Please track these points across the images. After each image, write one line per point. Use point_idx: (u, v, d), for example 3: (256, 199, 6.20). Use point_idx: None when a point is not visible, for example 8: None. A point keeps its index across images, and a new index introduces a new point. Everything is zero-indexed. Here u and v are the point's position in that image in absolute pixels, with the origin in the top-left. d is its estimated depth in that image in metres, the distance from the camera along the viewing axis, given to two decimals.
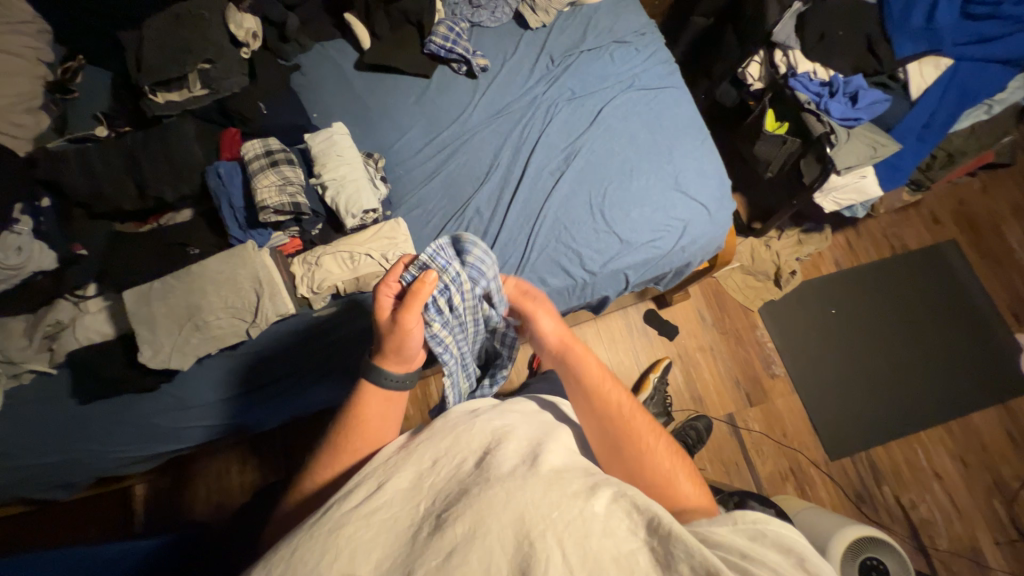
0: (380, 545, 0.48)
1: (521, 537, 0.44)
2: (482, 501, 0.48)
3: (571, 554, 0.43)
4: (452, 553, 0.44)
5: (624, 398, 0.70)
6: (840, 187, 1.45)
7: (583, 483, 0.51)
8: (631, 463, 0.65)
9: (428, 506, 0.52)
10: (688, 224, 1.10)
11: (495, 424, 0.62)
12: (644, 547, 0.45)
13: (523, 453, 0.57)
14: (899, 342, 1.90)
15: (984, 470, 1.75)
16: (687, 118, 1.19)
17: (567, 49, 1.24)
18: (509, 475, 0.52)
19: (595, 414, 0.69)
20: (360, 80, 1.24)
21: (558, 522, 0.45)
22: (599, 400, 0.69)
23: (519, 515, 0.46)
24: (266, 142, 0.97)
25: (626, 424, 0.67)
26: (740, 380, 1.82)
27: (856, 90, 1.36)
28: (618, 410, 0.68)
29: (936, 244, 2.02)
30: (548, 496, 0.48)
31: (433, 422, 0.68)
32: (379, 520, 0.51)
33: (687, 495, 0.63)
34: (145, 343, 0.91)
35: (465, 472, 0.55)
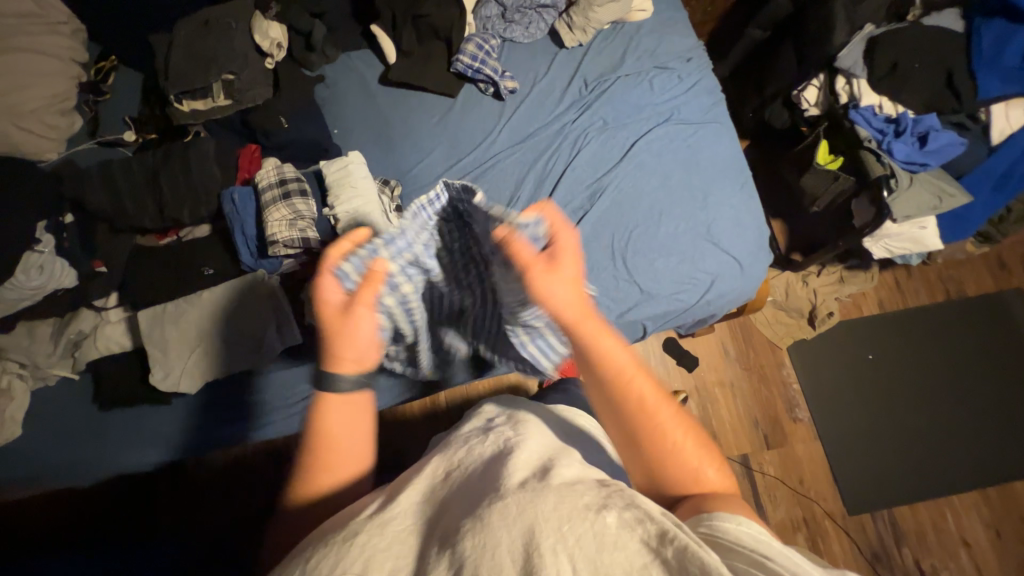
0: (395, 553, 0.48)
1: (529, 549, 0.42)
2: (490, 512, 0.47)
3: (581, 566, 0.40)
4: (462, 568, 0.43)
5: (648, 387, 0.59)
6: (894, 235, 1.32)
7: (595, 496, 0.47)
8: (649, 455, 0.58)
9: (435, 518, 0.53)
10: (717, 277, 1.03)
11: (508, 434, 0.64)
12: (655, 560, 0.40)
13: (534, 466, 0.55)
14: (942, 395, 1.76)
15: (1019, 542, 1.62)
16: (728, 159, 1.09)
17: (603, 73, 1.15)
18: (520, 486, 0.50)
19: (609, 399, 0.59)
20: (383, 95, 1.19)
21: (568, 535, 0.42)
22: (615, 392, 0.58)
23: (528, 526, 0.44)
24: (280, 168, 0.95)
25: (648, 417, 0.58)
26: (759, 420, 1.73)
27: (926, 131, 1.22)
28: (637, 398, 0.58)
29: (999, 293, 1.84)
30: (557, 507, 0.46)
31: (448, 440, 0.71)
32: (393, 531, 0.52)
33: (711, 482, 0.57)
34: (157, 365, 0.94)
35: (476, 483, 0.55)
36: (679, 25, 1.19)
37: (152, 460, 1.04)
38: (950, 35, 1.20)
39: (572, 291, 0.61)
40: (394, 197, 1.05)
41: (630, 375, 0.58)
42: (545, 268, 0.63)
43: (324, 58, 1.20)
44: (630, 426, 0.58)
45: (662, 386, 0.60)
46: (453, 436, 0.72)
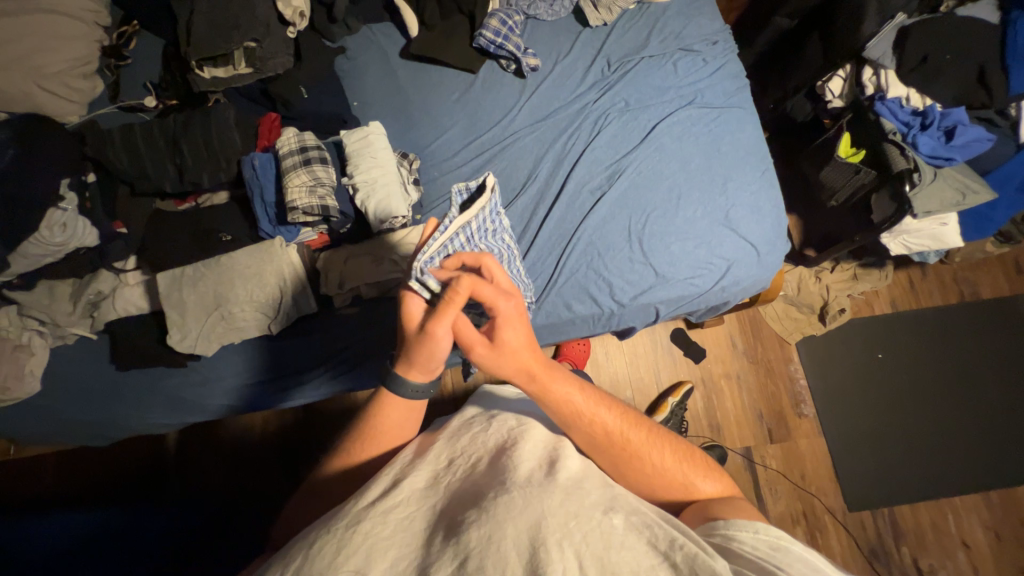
0: (401, 544, 0.49)
1: (535, 546, 0.46)
2: (500, 507, 0.50)
3: (589, 563, 0.45)
4: (467, 558, 0.45)
5: (613, 421, 0.66)
6: (913, 231, 1.31)
7: (600, 500, 0.54)
8: (644, 486, 0.66)
9: (443, 507, 0.54)
10: (734, 264, 1.02)
11: (511, 426, 0.68)
12: (662, 562, 0.46)
13: (538, 458, 0.61)
14: (949, 398, 1.75)
15: (1019, 547, 1.62)
16: (749, 144, 1.08)
17: (626, 54, 1.14)
18: (528, 481, 0.55)
19: (590, 445, 0.66)
20: (403, 70, 1.19)
21: (576, 533, 0.47)
22: (590, 433, 0.65)
23: (534, 524, 0.48)
24: (302, 136, 0.95)
25: (629, 454, 0.65)
26: (764, 414, 1.73)
27: (953, 125, 1.20)
28: (612, 438, 0.65)
29: (1013, 296, 1.82)
30: (565, 505, 0.51)
31: (451, 423, 0.76)
32: (396, 519, 0.52)
33: (705, 491, 0.66)
34: (175, 327, 0.95)
35: (481, 475, 0.59)
36: (706, 7, 1.17)
37: (175, 421, 1.07)
38: (985, 26, 1.17)
39: (523, 352, 0.64)
40: (411, 170, 1.06)
41: (599, 421, 0.65)
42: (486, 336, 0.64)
43: (345, 29, 1.19)
44: (616, 463, 0.66)
45: (626, 414, 0.68)
46: (456, 420, 0.77)
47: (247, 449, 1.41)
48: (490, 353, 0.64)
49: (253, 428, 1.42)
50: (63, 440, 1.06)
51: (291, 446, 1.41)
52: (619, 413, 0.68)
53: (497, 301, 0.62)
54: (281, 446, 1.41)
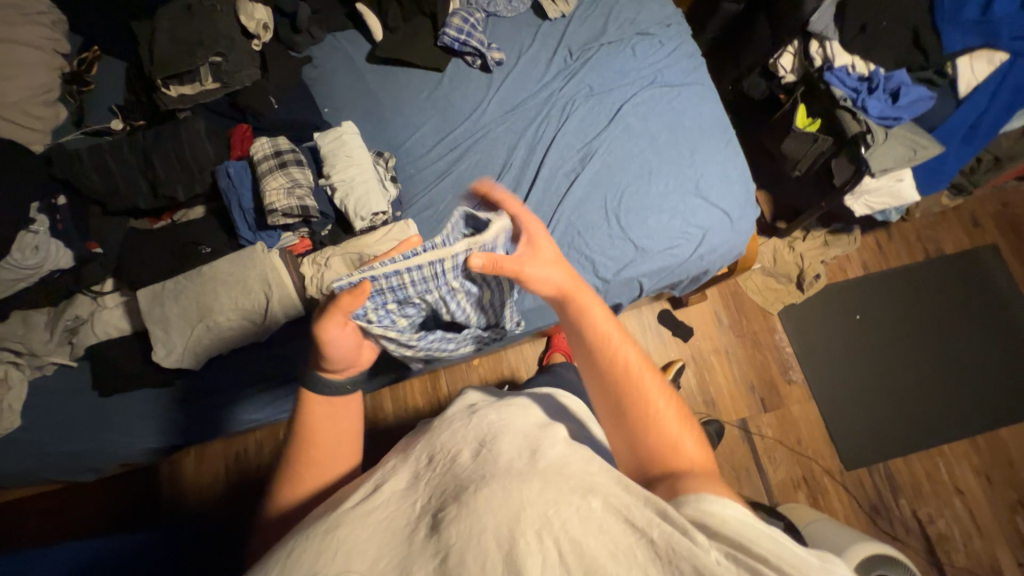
0: (379, 545, 0.47)
1: (512, 539, 0.43)
2: (476, 501, 0.47)
3: (567, 550, 0.41)
4: (448, 555, 0.43)
5: (630, 354, 0.62)
6: (873, 191, 1.37)
7: (582, 478, 0.49)
8: (630, 423, 0.58)
9: (424, 504, 0.51)
10: (709, 231, 1.06)
11: (492, 419, 0.62)
12: (641, 540, 0.42)
13: (519, 446, 0.56)
14: (927, 351, 1.82)
15: (1009, 487, 1.68)
16: (712, 117, 1.13)
17: (587, 42, 1.18)
18: (506, 471, 0.51)
19: (591, 368, 0.62)
20: (371, 74, 1.21)
21: (554, 520, 0.44)
22: (598, 353, 0.62)
23: (513, 514, 0.45)
24: (275, 140, 0.96)
25: (623, 381, 0.60)
26: (755, 384, 1.77)
27: (897, 87, 1.28)
28: (614, 360, 0.61)
29: (974, 248, 1.91)
30: (544, 493, 0.47)
31: (432, 423, 0.69)
32: (376, 520, 0.50)
33: (685, 446, 0.56)
34: (160, 342, 0.93)
35: (460, 467, 0.54)
36: None
37: (164, 443, 1.04)
38: None
39: (557, 269, 0.67)
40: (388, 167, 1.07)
41: (609, 342, 0.62)
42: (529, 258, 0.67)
43: (311, 38, 1.21)
44: (607, 387, 0.60)
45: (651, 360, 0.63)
46: (437, 421, 0.70)
47: (244, 469, 1.37)
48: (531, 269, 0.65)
49: (248, 448, 1.39)
50: (46, 475, 1.02)
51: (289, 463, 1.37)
52: (642, 356, 0.63)
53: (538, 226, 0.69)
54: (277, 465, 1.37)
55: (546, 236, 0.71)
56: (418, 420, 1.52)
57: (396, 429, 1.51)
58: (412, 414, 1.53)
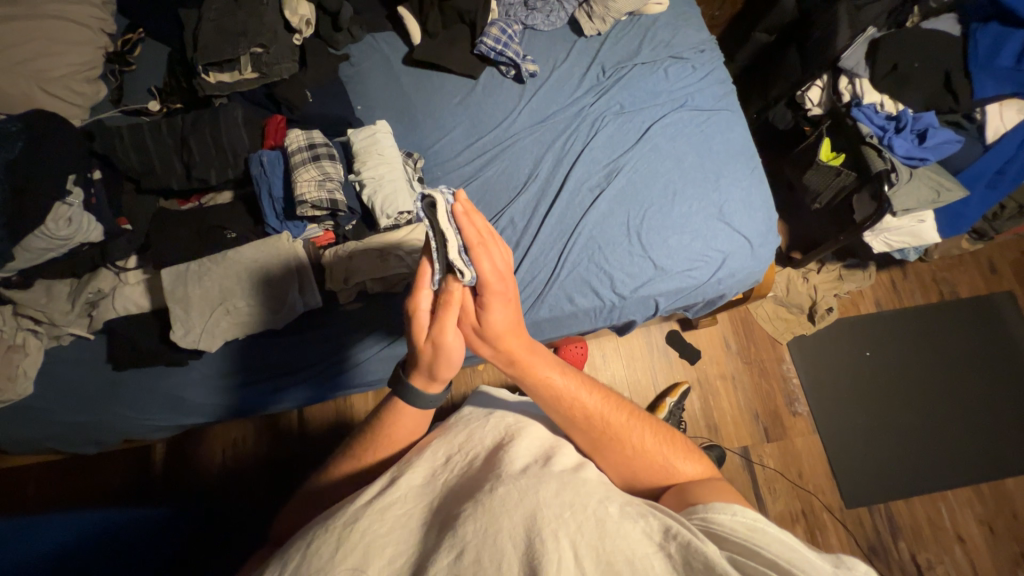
0: (396, 541, 0.45)
1: (530, 536, 0.41)
2: (492, 500, 0.46)
3: (585, 553, 0.40)
4: (464, 552, 0.41)
5: (594, 403, 0.62)
6: (894, 228, 1.37)
7: (598, 490, 0.48)
8: (623, 468, 0.61)
9: (441, 503, 0.50)
10: (728, 255, 1.06)
11: (509, 422, 0.62)
12: (659, 552, 0.41)
13: (535, 453, 0.55)
14: (935, 393, 1.80)
15: (1011, 539, 1.64)
16: (739, 144, 1.14)
17: (620, 61, 1.20)
18: (522, 473, 0.50)
19: (572, 432, 0.62)
20: (406, 75, 1.23)
21: (570, 522, 0.42)
22: (568, 415, 0.61)
23: (530, 512, 0.44)
24: (309, 133, 0.97)
25: (609, 438, 0.61)
26: (760, 413, 1.76)
27: (925, 128, 1.28)
28: (593, 420, 0.61)
29: (989, 293, 1.90)
30: (560, 495, 0.46)
31: (449, 420, 0.71)
32: (394, 516, 0.48)
33: (684, 475, 0.59)
34: (179, 322, 0.94)
35: (475, 472, 0.54)
36: (693, 19, 1.24)
37: (172, 423, 1.05)
38: (949, 38, 1.26)
39: (511, 329, 0.60)
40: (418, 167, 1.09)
41: (579, 403, 0.61)
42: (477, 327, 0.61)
43: (350, 37, 1.24)
44: (597, 449, 0.61)
45: (610, 398, 0.63)
46: (452, 420, 0.70)
47: (242, 455, 1.36)
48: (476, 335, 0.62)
49: (248, 434, 1.38)
50: (53, 444, 1.03)
51: (289, 453, 1.36)
52: (601, 395, 0.63)
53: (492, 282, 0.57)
54: (275, 456, 1.36)
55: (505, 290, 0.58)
56: None
57: None
58: None
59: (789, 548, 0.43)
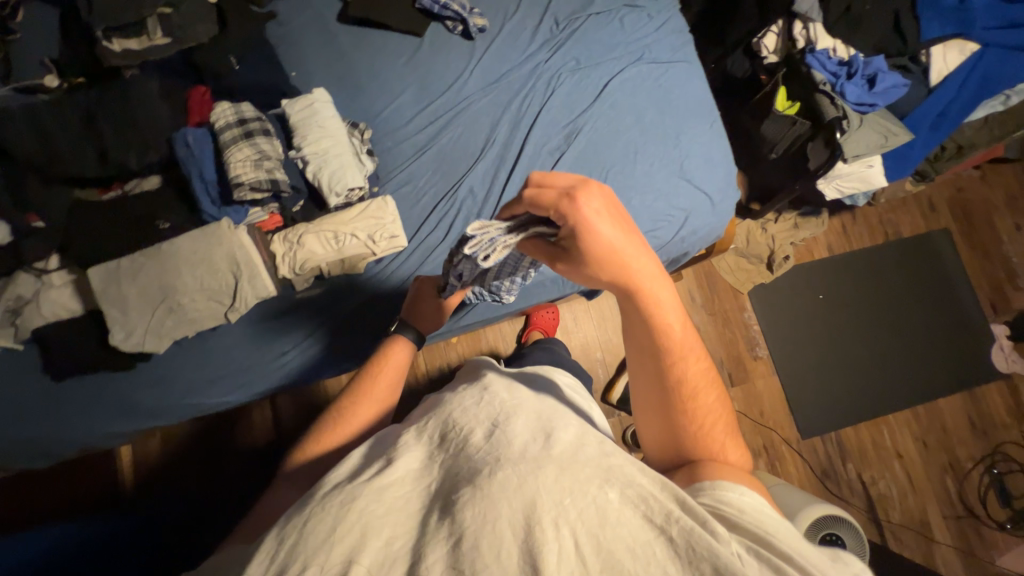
0: (392, 522, 0.45)
1: (529, 523, 0.41)
2: (490, 483, 0.44)
3: (585, 541, 0.40)
4: (438, 551, 0.41)
5: (692, 369, 0.60)
6: (845, 175, 1.40)
7: (596, 467, 0.47)
8: (677, 430, 0.60)
9: (437, 484, 0.48)
10: (690, 214, 1.06)
11: (504, 400, 0.57)
12: (660, 537, 0.41)
13: (534, 429, 0.52)
14: (880, 329, 1.94)
15: (942, 451, 1.84)
16: (699, 97, 1.11)
17: (574, 11, 1.13)
18: (520, 457, 0.47)
19: (656, 379, 0.60)
20: (343, 35, 1.11)
21: (573, 512, 0.42)
22: (658, 365, 0.60)
23: (528, 499, 0.43)
24: (238, 107, 0.87)
25: (686, 397, 0.60)
26: (724, 360, 1.85)
27: (874, 73, 1.29)
28: (684, 381, 0.60)
29: (929, 232, 2.02)
30: (559, 481, 0.44)
31: (446, 396, 0.65)
32: (392, 497, 0.48)
33: (729, 459, 0.59)
34: (117, 325, 0.85)
35: (475, 447, 0.50)
36: None
37: (128, 428, 1.00)
38: None
39: (624, 263, 0.53)
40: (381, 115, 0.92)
41: (685, 362, 0.59)
42: (570, 264, 0.54)
43: None
44: (664, 399, 0.60)
45: (709, 373, 0.61)
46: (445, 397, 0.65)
47: (214, 451, 1.32)
48: (572, 271, 0.55)
49: (217, 430, 1.33)
50: None
51: (262, 443, 1.33)
52: (704, 365, 0.61)
53: (575, 206, 0.50)
54: (248, 449, 1.32)
55: (597, 221, 0.50)
56: (395, 398, 1.51)
57: None
58: None
59: (795, 536, 0.45)
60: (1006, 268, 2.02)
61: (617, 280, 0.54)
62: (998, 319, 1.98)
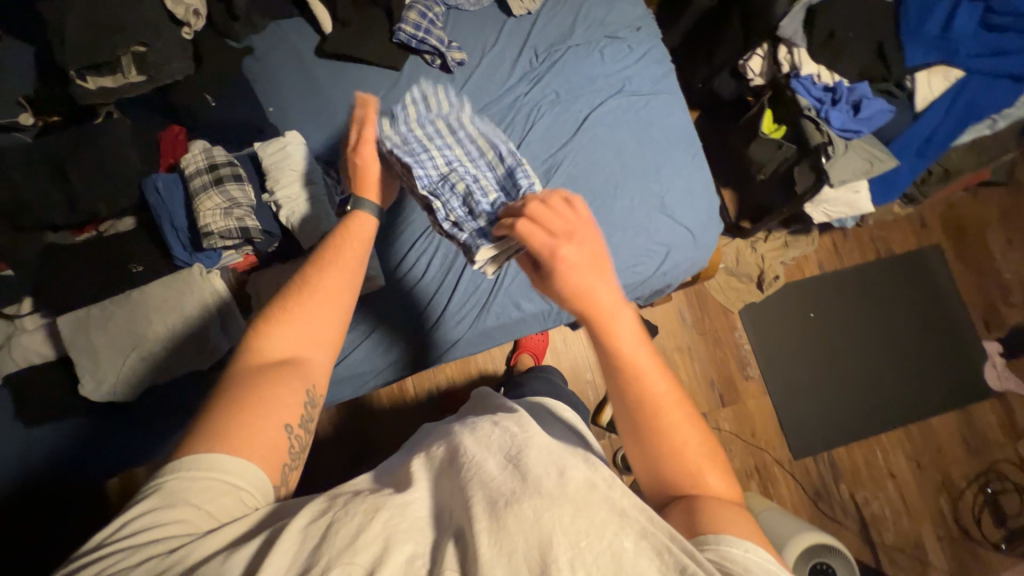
0: (416, 537, 0.44)
1: (544, 562, 0.39)
2: (509, 511, 0.42)
3: None
4: None
5: (658, 387, 0.57)
6: (831, 200, 1.39)
7: (613, 509, 0.43)
8: (651, 455, 0.56)
9: (454, 498, 0.47)
10: (672, 249, 1.05)
11: (515, 432, 0.52)
12: None
13: (550, 461, 0.47)
14: (873, 346, 1.93)
15: (935, 470, 1.83)
16: (680, 129, 1.10)
17: (553, 43, 1.12)
18: (537, 487, 0.44)
19: (621, 399, 0.58)
20: (321, 70, 1.11)
21: (589, 559, 0.40)
22: (622, 385, 0.57)
23: (542, 539, 0.40)
24: (209, 151, 0.86)
25: (652, 417, 0.56)
26: (715, 380, 1.84)
27: (859, 99, 1.28)
28: (648, 403, 0.56)
29: (921, 248, 2.00)
30: (577, 520, 0.42)
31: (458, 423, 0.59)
32: (414, 513, 0.46)
33: (715, 490, 0.54)
34: (88, 374, 0.84)
35: (487, 472, 0.47)
36: None
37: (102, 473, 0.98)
38: (881, 4, 1.25)
39: (587, 286, 0.57)
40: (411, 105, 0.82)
41: (645, 381, 0.56)
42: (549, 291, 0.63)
43: (249, 27, 1.08)
44: (630, 421, 0.57)
45: (677, 392, 0.57)
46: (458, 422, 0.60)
47: None
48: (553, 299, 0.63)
49: None
50: None
51: None
52: (672, 384, 0.58)
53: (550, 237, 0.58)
54: None
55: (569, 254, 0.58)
56: (382, 426, 1.50)
57: (359, 437, 1.48)
58: (375, 420, 1.51)
59: None
60: (999, 284, 2.01)
61: (577, 302, 0.58)
62: (992, 336, 1.97)
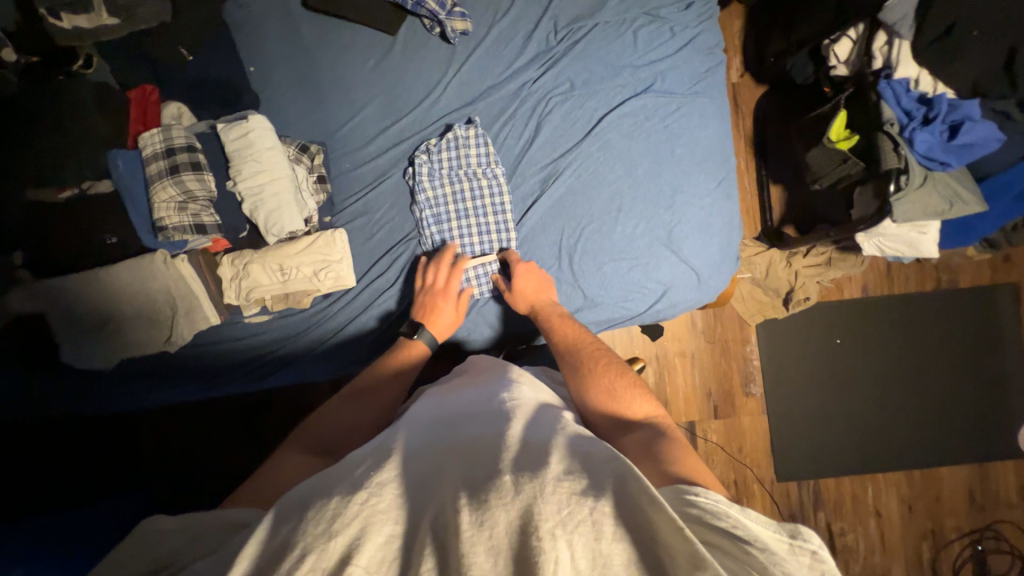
0: (395, 515, 0.40)
1: (525, 528, 0.37)
2: (489, 491, 0.41)
3: (582, 556, 0.36)
4: None
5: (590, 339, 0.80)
6: (889, 235, 1.18)
7: (595, 478, 0.43)
8: (592, 393, 0.69)
9: (436, 484, 0.44)
10: (669, 288, 0.93)
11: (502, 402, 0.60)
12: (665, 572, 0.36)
13: (525, 442, 0.50)
14: (900, 381, 1.76)
15: (927, 517, 1.74)
16: (711, 146, 0.93)
17: (578, 17, 0.93)
18: (514, 470, 0.44)
19: (565, 354, 0.78)
20: (306, 25, 0.97)
21: (566, 518, 0.38)
22: (565, 343, 0.80)
23: (522, 515, 0.38)
24: (166, 132, 0.81)
25: (585, 360, 0.75)
26: (713, 391, 1.72)
27: (960, 120, 1.01)
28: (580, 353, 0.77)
29: (994, 286, 1.76)
30: (558, 489, 0.41)
31: (445, 407, 0.62)
32: (392, 492, 0.42)
33: (645, 413, 0.66)
34: (66, 343, 0.88)
35: (469, 459, 0.47)
36: None
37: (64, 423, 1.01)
38: None
39: (529, 283, 0.88)
40: (444, 149, 0.93)
41: (579, 336, 0.80)
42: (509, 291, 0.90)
43: None
44: (574, 366, 0.75)
45: (604, 344, 0.79)
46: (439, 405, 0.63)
47: None
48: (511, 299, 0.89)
49: None
50: None
51: None
52: (600, 345, 0.79)
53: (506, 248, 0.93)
54: None
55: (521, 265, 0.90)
56: None
57: None
58: None
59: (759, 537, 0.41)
60: None
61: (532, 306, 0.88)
62: None
